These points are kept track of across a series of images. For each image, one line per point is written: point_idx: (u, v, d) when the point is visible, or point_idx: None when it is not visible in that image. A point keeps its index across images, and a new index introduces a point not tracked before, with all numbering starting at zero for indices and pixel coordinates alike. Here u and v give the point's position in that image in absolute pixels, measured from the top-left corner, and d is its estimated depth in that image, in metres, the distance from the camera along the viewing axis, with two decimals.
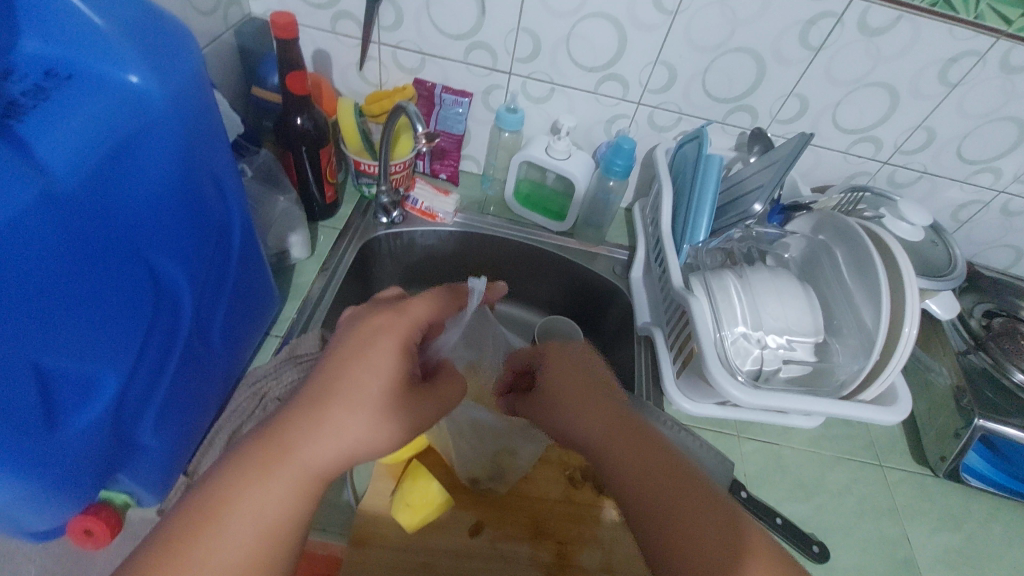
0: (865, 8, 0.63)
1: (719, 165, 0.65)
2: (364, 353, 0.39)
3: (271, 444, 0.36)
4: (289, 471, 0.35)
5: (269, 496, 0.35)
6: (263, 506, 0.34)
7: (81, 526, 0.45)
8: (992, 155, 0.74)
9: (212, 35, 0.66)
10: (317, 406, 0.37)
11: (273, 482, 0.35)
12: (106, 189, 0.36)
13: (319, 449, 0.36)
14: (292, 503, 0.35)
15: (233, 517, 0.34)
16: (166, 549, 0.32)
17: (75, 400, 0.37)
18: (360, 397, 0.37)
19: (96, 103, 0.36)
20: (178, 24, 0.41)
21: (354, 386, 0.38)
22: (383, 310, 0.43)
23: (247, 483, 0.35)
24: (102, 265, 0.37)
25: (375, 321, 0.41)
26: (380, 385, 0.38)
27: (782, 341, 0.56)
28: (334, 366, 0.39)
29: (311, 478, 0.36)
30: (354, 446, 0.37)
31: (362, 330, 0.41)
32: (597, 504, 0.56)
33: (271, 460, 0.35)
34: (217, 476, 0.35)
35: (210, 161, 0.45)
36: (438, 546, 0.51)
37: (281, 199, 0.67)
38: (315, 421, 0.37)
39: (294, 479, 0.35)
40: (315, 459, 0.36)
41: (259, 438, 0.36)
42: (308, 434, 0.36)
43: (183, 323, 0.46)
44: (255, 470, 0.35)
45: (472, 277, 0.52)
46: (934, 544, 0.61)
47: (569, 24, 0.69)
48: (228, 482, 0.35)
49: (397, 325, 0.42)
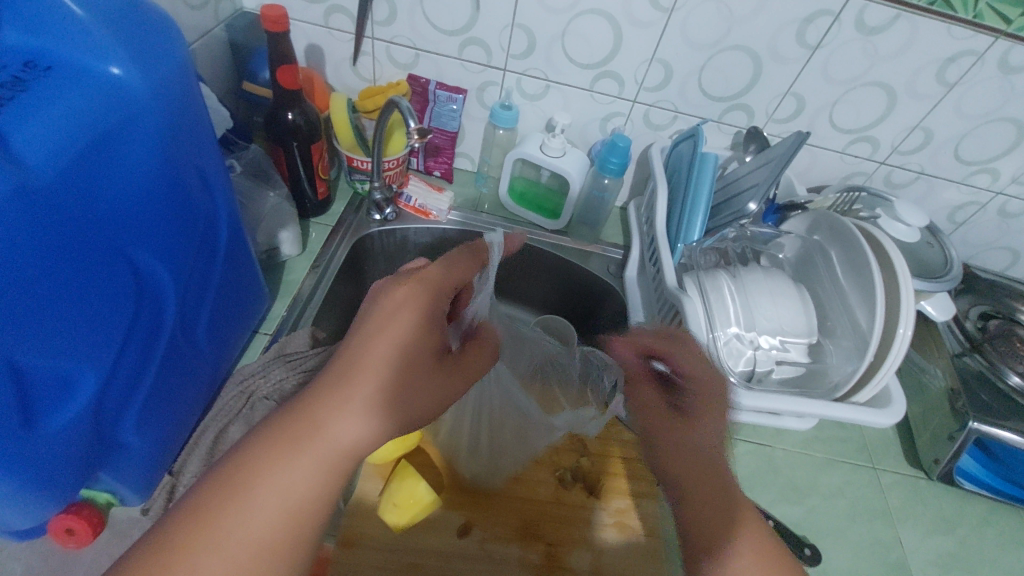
0: (862, 7, 0.62)
1: (714, 164, 0.65)
2: (387, 329, 0.39)
3: (297, 421, 0.35)
4: (316, 448, 0.35)
5: (298, 473, 0.34)
6: (291, 484, 0.34)
7: (62, 525, 0.45)
8: (990, 156, 0.74)
9: (201, 29, 0.65)
10: (341, 383, 0.36)
11: (301, 460, 0.34)
12: (86, 183, 0.36)
13: (348, 426, 0.36)
14: (319, 483, 0.35)
15: (261, 495, 0.33)
16: (195, 527, 0.32)
17: (53, 399, 0.37)
18: (383, 371, 0.37)
19: (77, 94, 0.35)
20: (162, 16, 0.40)
21: (377, 360, 0.37)
22: (401, 281, 0.41)
23: (275, 461, 0.34)
24: (81, 260, 0.36)
25: (395, 294, 0.41)
26: (405, 359, 0.38)
27: (775, 342, 0.56)
28: (356, 341, 0.38)
29: (340, 456, 0.35)
30: (381, 424, 0.36)
31: (381, 305, 0.40)
32: (587, 506, 0.55)
33: (298, 437, 0.35)
34: (241, 455, 0.34)
35: (195, 156, 0.44)
36: (425, 546, 0.51)
37: (271, 193, 0.66)
38: (342, 398, 0.36)
39: (322, 457, 0.35)
40: (343, 440, 0.35)
41: (285, 416, 0.36)
42: (335, 411, 0.36)
43: (167, 320, 0.45)
44: (283, 447, 0.35)
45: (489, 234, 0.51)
46: (927, 547, 0.60)
47: (564, 20, 0.68)
48: (252, 461, 0.34)
49: (417, 297, 0.41)
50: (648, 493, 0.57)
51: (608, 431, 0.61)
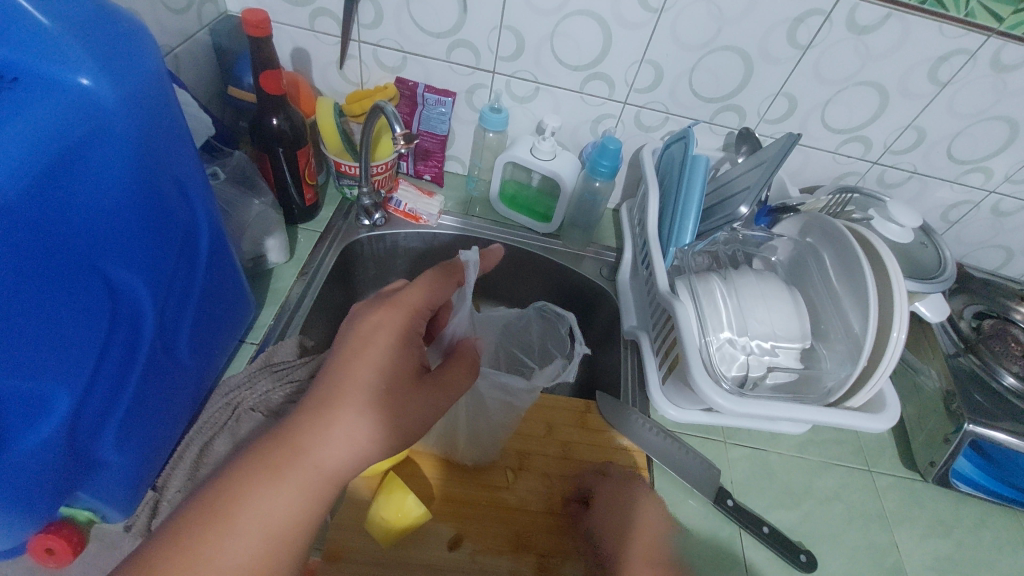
0: (853, 6, 0.61)
1: (706, 167, 0.64)
2: (364, 352, 0.40)
3: (280, 444, 0.37)
4: (299, 472, 0.37)
5: (280, 495, 0.36)
6: (274, 506, 0.36)
7: (41, 544, 0.43)
8: (983, 155, 0.73)
9: (184, 34, 0.64)
10: (323, 409, 0.38)
11: (284, 483, 0.36)
12: (58, 198, 0.35)
13: (327, 450, 0.37)
14: (301, 505, 0.37)
15: (244, 517, 0.35)
16: (180, 548, 0.34)
17: (24, 418, 0.36)
18: (363, 398, 0.38)
19: (46, 107, 0.34)
20: (134, 23, 0.39)
21: (356, 386, 0.39)
22: (378, 306, 0.43)
23: (259, 485, 0.36)
24: (54, 277, 0.35)
25: (371, 319, 0.42)
26: (382, 381, 0.39)
27: (767, 347, 0.55)
28: (335, 367, 0.40)
29: (321, 478, 0.37)
30: (360, 447, 0.38)
31: (358, 330, 0.41)
32: (579, 516, 0.55)
33: (281, 461, 0.37)
34: (227, 477, 0.36)
35: (172, 165, 0.43)
36: (413, 560, 0.50)
37: (256, 202, 0.64)
38: (322, 422, 0.38)
39: (302, 481, 0.37)
40: (325, 464, 0.37)
41: (269, 441, 0.38)
42: (317, 436, 0.37)
43: (145, 334, 0.44)
44: (266, 471, 0.36)
45: (463, 251, 0.51)
46: (924, 550, 0.60)
47: (552, 22, 0.67)
48: (238, 483, 0.36)
49: (393, 322, 0.42)
50: None
51: (600, 437, 0.61)
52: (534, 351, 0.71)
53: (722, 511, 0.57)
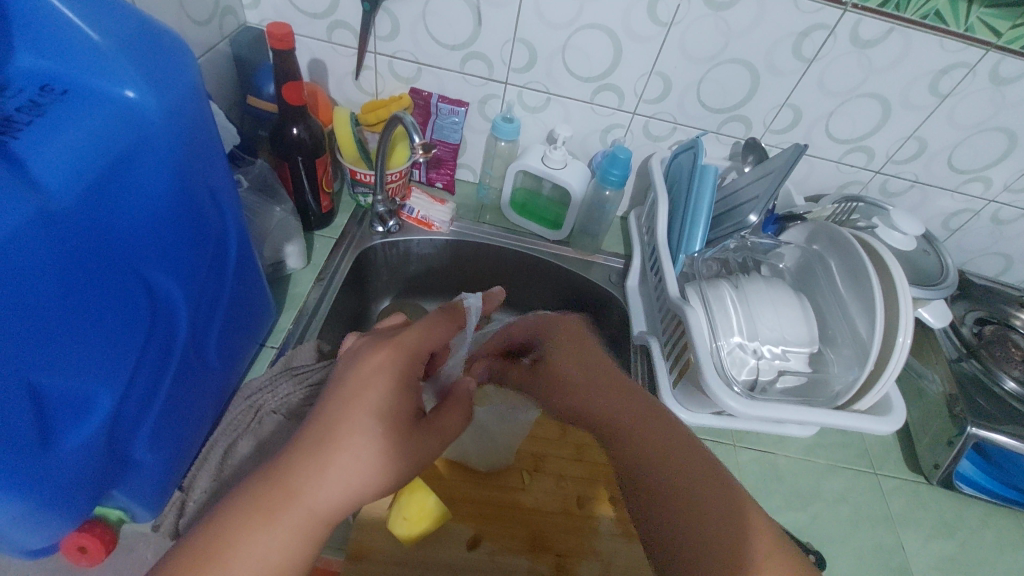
0: (856, 21, 0.63)
1: (714, 176, 0.66)
2: (363, 393, 0.38)
3: (269, 488, 0.34)
4: (291, 518, 0.34)
5: (268, 544, 0.33)
6: (260, 556, 0.33)
7: (74, 543, 0.45)
8: (982, 165, 0.75)
9: (207, 45, 0.66)
10: (319, 450, 0.35)
11: (273, 531, 0.33)
12: (103, 207, 0.36)
13: (324, 493, 0.35)
14: (288, 556, 0.33)
15: (226, 568, 0.32)
16: None
17: (70, 417, 0.37)
18: (361, 439, 0.36)
19: (93, 118, 0.36)
20: (176, 39, 0.41)
21: (355, 425, 0.36)
22: (381, 344, 0.41)
23: (243, 533, 0.33)
24: (99, 282, 0.37)
25: (373, 359, 0.40)
26: (384, 423, 0.37)
27: (777, 352, 0.57)
28: (332, 407, 0.37)
29: (314, 525, 0.34)
30: (357, 489, 0.35)
31: (359, 370, 0.39)
32: (594, 516, 0.56)
33: (271, 506, 0.34)
34: (207, 525, 0.33)
35: (206, 174, 0.45)
36: (433, 559, 0.51)
37: (277, 208, 0.67)
38: (317, 464, 0.35)
39: (292, 528, 0.34)
40: (320, 506, 0.35)
41: (256, 483, 0.34)
42: (310, 479, 0.35)
43: (178, 339, 0.45)
44: (253, 518, 0.33)
45: (466, 295, 0.55)
46: (929, 551, 0.61)
47: (564, 35, 0.69)
48: (220, 530, 0.33)
49: (395, 363, 0.40)
50: None
51: None
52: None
53: None
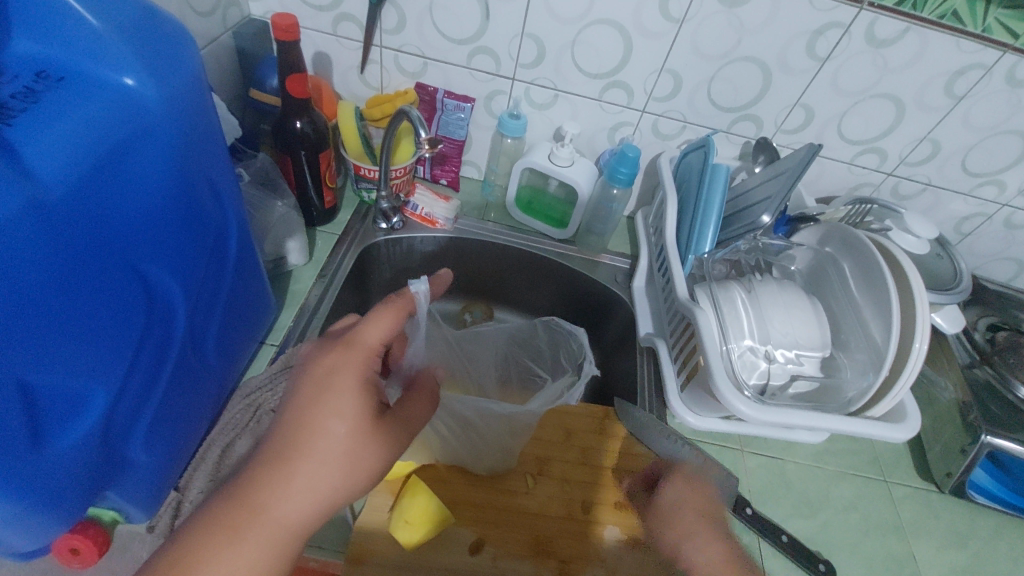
0: (872, 20, 0.62)
1: (726, 175, 0.64)
2: (323, 398, 0.38)
3: (238, 502, 0.35)
4: (259, 531, 0.35)
5: (240, 557, 0.34)
6: (236, 567, 0.34)
7: (66, 545, 0.43)
8: (997, 168, 0.74)
9: (210, 36, 0.65)
10: (284, 460, 0.36)
11: (243, 544, 0.35)
12: (100, 198, 0.35)
13: (290, 504, 0.36)
14: (265, 563, 0.35)
15: None
16: None
17: (63, 417, 0.35)
18: (326, 447, 0.37)
19: (88, 106, 0.34)
20: (179, 28, 0.40)
21: (319, 432, 0.37)
22: (332, 346, 0.40)
23: (213, 550, 0.34)
24: (95, 277, 0.36)
25: (328, 362, 0.39)
26: (344, 431, 0.38)
27: (790, 356, 0.55)
28: (291, 418, 0.38)
29: (284, 533, 0.36)
30: (325, 495, 0.37)
31: (313, 376, 0.39)
32: (598, 522, 0.55)
33: (239, 521, 0.35)
34: (180, 543, 0.34)
35: (206, 167, 0.44)
36: (436, 565, 0.50)
37: (279, 203, 0.65)
38: (283, 473, 0.36)
39: (266, 538, 0.35)
40: (292, 514, 0.36)
41: (223, 499, 0.36)
42: (277, 490, 0.36)
43: (176, 336, 0.44)
44: (223, 532, 0.35)
45: (412, 281, 0.46)
46: (941, 561, 0.60)
47: (574, 30, 0.68)
48: (194, 547, 0.34)
49: (354, 364, 0.39)
50: None
51: (619, 444, 0.61)
52: (546, 360, 0.73)
53: (741, 519, 0.57)
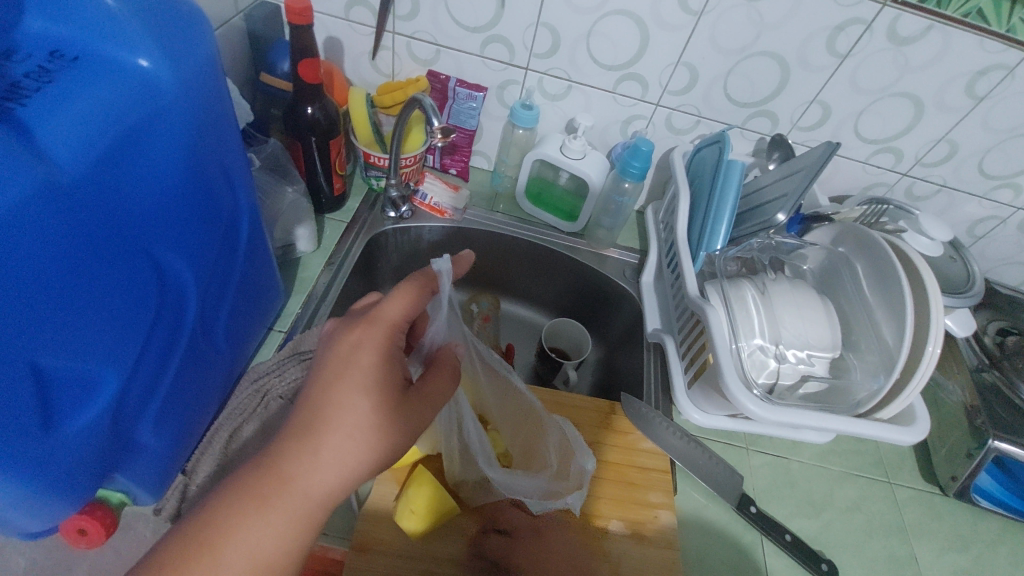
0: (895, 16, 0.61)
1: (741, 172, 0.64)
2: (347, 374, 0.38)
3: (267, 473, 0.36)
4: (286, 502, 0.36)
5: (269, 527, 0.35)
6: (263, 536, 0.35)
7: (74, 525, 0.44)
8: (1013, 171, 0.73)
9: (222, 18, 0.64)
10: (311, 434, 0.37)
11: (272, 514, 0.35)
12: (114, 179, 0.35)
13: (316, 476, 0.36)
14: (293, 533, 0.36)
15: (232, 549, 0.34)
16: None
17: (73, 399, 0.35)
18: (350, 419, 0.37)
19: (102, 84, 0.34)
20: (194, 11, 0.39)
21: (344, 407, 0.37)
22: (356, 324, 0.40)
23: (241, 519, 0.35)
24: (109, 259, 0.36)
25: (351, 338, 0.40)
26: (367, 407, 0.38)
27: (802, 356, 0.55)
28: (316, 394, 0.38)
29: (311, 505, 0.36)
30: (351, 469, 0.37)
31: (337, 353, 0.39)
32: (601, 516, 0.55)
33: (268, 492, 0.35)
34: (208, 513, 0.35)
35: (218, 152, 0.43)
36: (439, 553, 0.50)
37: (289, 189, 0.65)
38: (309, 447, 0.36)
39: (293, 509, 0.36)
40: (318, 487, 0.36)
41: (252, 470, 0.36)
42: (304, 461, 0.36)
43: (186, 320, 0.44)
44: (253, 503, 0.35)
45: (435, 260, 0.46)
46: (942, 563, 0.60)
47: (590, 21, 0.67)
48: (224, 515, 0.35)
49: (378, 338, 0.40)
50: (663, 505, 0.56)
51: (624, 439, 0.61)
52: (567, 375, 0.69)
53: (746, 517, 0.57)
